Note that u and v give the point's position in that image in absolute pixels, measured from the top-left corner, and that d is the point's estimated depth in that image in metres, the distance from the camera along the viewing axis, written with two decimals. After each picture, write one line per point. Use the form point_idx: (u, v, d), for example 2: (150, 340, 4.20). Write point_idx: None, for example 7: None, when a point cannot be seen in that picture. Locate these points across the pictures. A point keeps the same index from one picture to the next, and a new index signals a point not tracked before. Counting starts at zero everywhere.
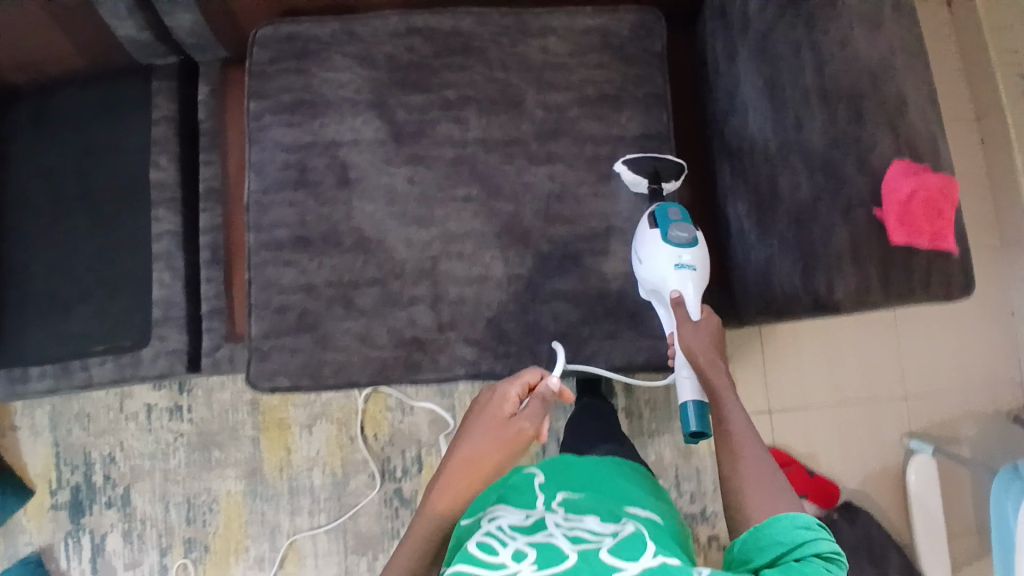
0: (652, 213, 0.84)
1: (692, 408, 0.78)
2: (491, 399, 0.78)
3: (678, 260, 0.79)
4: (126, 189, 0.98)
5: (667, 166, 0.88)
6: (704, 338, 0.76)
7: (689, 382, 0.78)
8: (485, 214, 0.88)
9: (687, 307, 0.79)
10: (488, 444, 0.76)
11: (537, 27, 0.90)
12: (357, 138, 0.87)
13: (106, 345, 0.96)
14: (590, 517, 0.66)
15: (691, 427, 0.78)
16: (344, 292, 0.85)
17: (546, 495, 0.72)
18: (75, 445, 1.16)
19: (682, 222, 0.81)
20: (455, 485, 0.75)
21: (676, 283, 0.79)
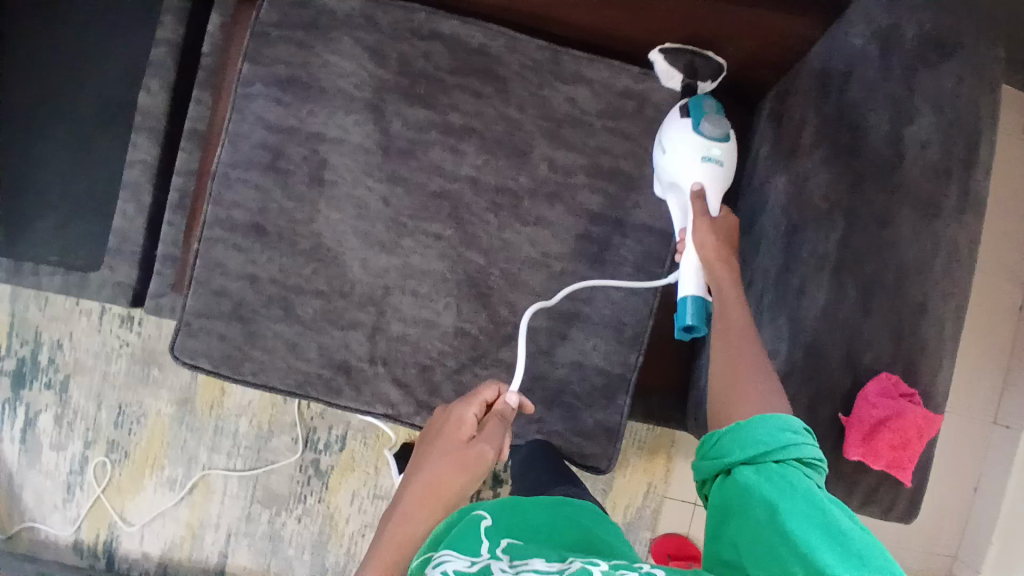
0: (685, 103, 0.77)
1: (689, 303, 0.71)
2: (447, 422, 0.68)
3: (706, 153, 0.74)
4: (108, 106, 0.92)
5: (707, 63, 0.81)
6: (719, 236, 0.70)
7: (693, 278, 0.71)
8: (451, 259, 0.81)
9: (706, 201, 0.73)
10: (446, 466, 0.63)
11: (570, 73, 0.81)
12: (343, 138, 0.81)
13: (59, 258, 0.94)
14: (540, 562, 0.52)
15: (686, 322, 0.71)
16: (285, 294, 0.81)
17: (489, 540, 0.57)
18: (28, 321, 1.18)
19: (716, 114, 0.75)
20: (416, 514, 0.62)
21: (700, 177, 0.74)
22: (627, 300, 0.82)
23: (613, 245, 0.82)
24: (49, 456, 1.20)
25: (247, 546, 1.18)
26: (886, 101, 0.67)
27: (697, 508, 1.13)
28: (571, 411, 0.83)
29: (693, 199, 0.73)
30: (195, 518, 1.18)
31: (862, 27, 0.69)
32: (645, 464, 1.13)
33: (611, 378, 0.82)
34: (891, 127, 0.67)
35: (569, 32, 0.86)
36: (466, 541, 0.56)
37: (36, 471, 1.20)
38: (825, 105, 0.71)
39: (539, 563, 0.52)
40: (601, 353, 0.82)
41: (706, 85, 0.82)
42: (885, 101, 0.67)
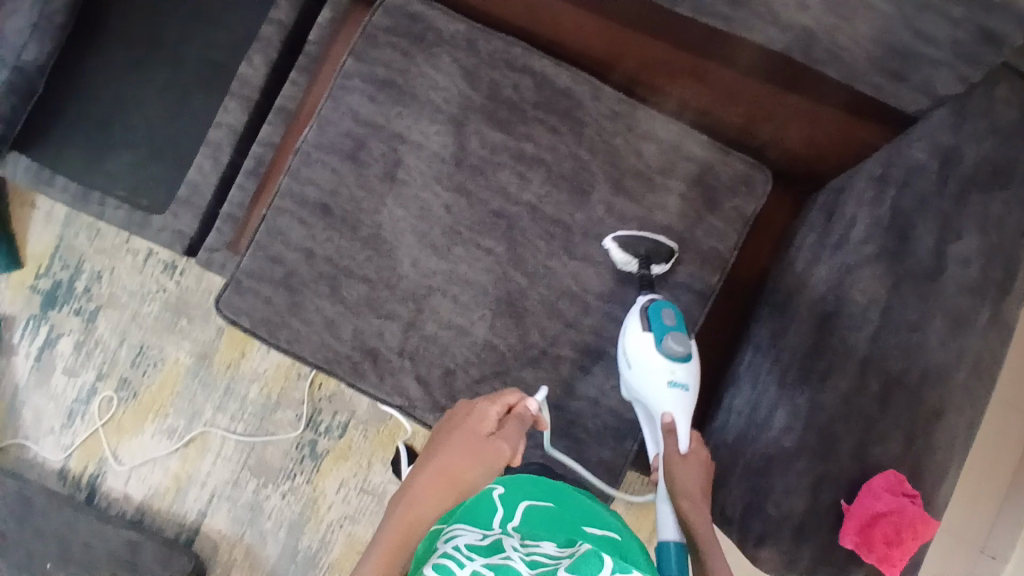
0: (645, 305, 0.80)
1: (671, 548, 0.72)
2: (469, 414, 0.71)
3: (671, 377, 0.77)
4: (216, 69, 1.02)
5: (659, 251, 0.84)
6: (693, 474, 0.75)
7: (671, 521, 0.73)
8: (497, 275, 0.86)
9: (677, 436, 0.77)
10: (463, 455, 0.68)
11: (644, 130, 0.87)
12: (422, 143, 0.86)
13: (127, 195, 0.99)
14: (550, 544, 0.64)
15: (671, 570, 0.71)
16: (336, 274, 0.85)
17: (504, 514, 0.71)
18: (75, 248, 1.23)
19: (677, 330, 0.78)
20: (429, 496, 0.67)
21: (669, 404, 0.77)
22: None
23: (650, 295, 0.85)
24: (59, 380, 1.23)
25: (227, 510, 1.19)
26: (933, 217, 0.72)
27: None
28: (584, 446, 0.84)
29: (665, 432, 0.77)
30: (183, 471, 1.20)
31: (923, 142, 0.74)
32: (632, 516, 1.14)
33: (623, 421, 0.85)
34: (936, 241, 0.71)
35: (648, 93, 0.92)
36: (481, 518, 0.69)
37: (42, 391, 1.24)
38: (879, 207, 0.76)
39: (549, 545, 0.65)
40: (617, 395, 0.85)
41: (660, 267, 0.84)
42: (933, 218, 0.72)
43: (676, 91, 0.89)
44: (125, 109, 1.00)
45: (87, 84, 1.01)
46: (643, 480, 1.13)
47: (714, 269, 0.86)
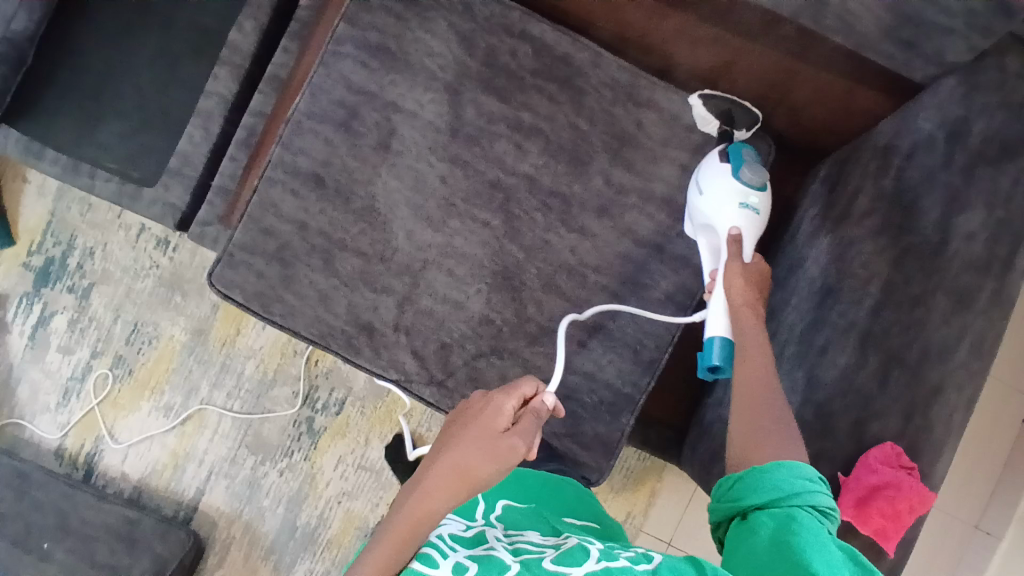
0: (725, 150, 0.80)
1: (716, 343, 0.72)
2: (485, 406, 0.64)
3: (743, 199, 0.75)
4: (207, 37, 1.00)
5: (743, 114, 0.85)
6: (749, 281, 0.71)
7: (723, 318, 0.72)
8: (493, 248, 0.84)
9: (741, 246, 0.74)
10: (474, 452, 0.61)
11: (646, 99, 0.84)
12: (417, 112, 0.84)
13: (118, 167, 0.98)
14: (533, 532, 0.68)
15: (713, 362, 0.72)
16: (329, 246, 0.84)
17: (486, 505, 0.74)
18: (68, 224, 1.21)
19: (754, 164, 0.78)
20: (439, 495, 0.61)
21: (736, 221, 0.75)
22: (651, 324, 0.84)
23: (649, 269, 0.84)
24: (54, 358, 1.22)
25: (225, 487, 1.19)
26: (941, 188, 0.70)
27: (670, 548, 1.13)
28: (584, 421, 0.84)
29: (728, 241, 0.74)
30: (181, 448, 1.20)
31: (931, 113, 0.71)
32: (629, 493, 1.14)
33: (620, 395, 0.84)
34: (941, 214, 0.69)
35: (653, 62, 0.91)
36: (467, 509, 0.73)
37: (37, 369, 1.22)
38: (884, 178, 0.74)
39: (533, 532, 0.68)
40: (615, 369, 0.84)
41: (744, 134, 0.84)
42: (938, 191, 0.70)
43: (681, 56, 0.87)
44: (113, 79, 0.98)
45: (72, 53, 0.98)
46: (640, 457, 1.13)
47: None
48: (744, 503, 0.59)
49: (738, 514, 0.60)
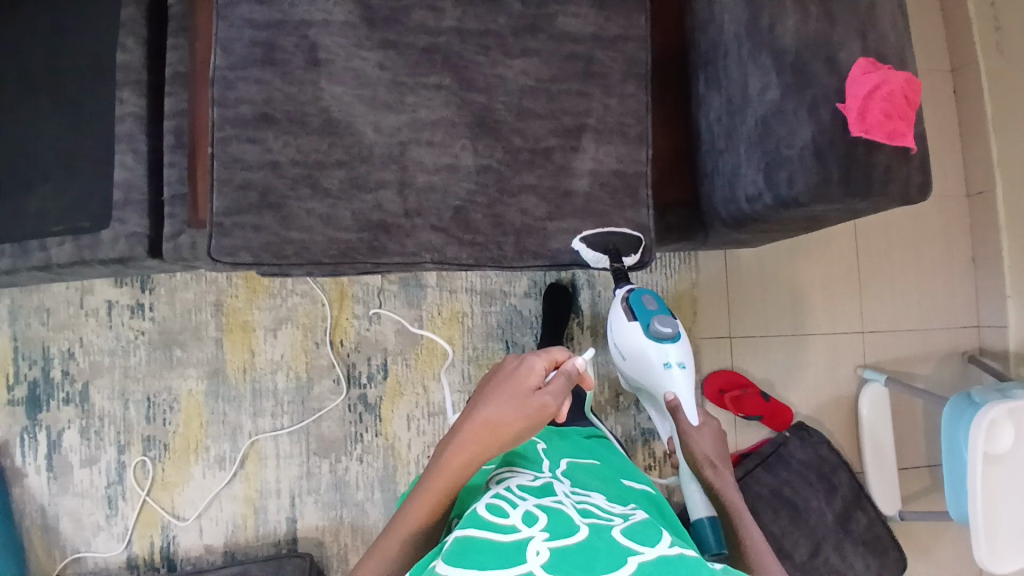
0: (626, 299, 0.96)
1: (706, 523, 0.93)
2: (518, 369, 0.76)
3: (666, 361, 0.95)
4: (93, 69, 0.95)
5: (625, 241, 0.89)
6: (705, 442, 0.95)
7: (703, 503, 0.95)
8: (457, 104, 0.86)
9: (687, 413, 0.96)
10: (511, 411, 0.72)
11: None
12: (328, 19, 0.85)
13: (63, 228, 0.94)
14: (598, 499, 0.74)
15: (708, 544, 0.90)
16: (309, 172, 0.84)
17: (550, 463, 0.83)
18: (33, 339, 1.14)
19: (658, 313, 0.96)
20: (472, 445, 0.72)
21: (671, 386, 0.96)
22: (623, 104, 0.89)
23: (597, 59, 0.88)
24: (81, 475, 1.13)
25: (314, 502, 1.14)
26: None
27: (733, 340, 1.22)
28: (611, 255, 0.90)
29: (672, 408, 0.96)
30: (252, 490, 1.14)
31: None
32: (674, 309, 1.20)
33: (629, 176, 0.88)
34: None
35: None
36: (532, 463, 0.82)
37: (70, 495, 1.12)
38: None
39: (596, 498, 0.75)
40: (615, 157, 0.88)
41: (630, 256, 0.90)
42: None
43: None
44: (25, 150, 0.94)
45: None
46: (669, 277, 1.20)
47: (641, 11, 0.89)
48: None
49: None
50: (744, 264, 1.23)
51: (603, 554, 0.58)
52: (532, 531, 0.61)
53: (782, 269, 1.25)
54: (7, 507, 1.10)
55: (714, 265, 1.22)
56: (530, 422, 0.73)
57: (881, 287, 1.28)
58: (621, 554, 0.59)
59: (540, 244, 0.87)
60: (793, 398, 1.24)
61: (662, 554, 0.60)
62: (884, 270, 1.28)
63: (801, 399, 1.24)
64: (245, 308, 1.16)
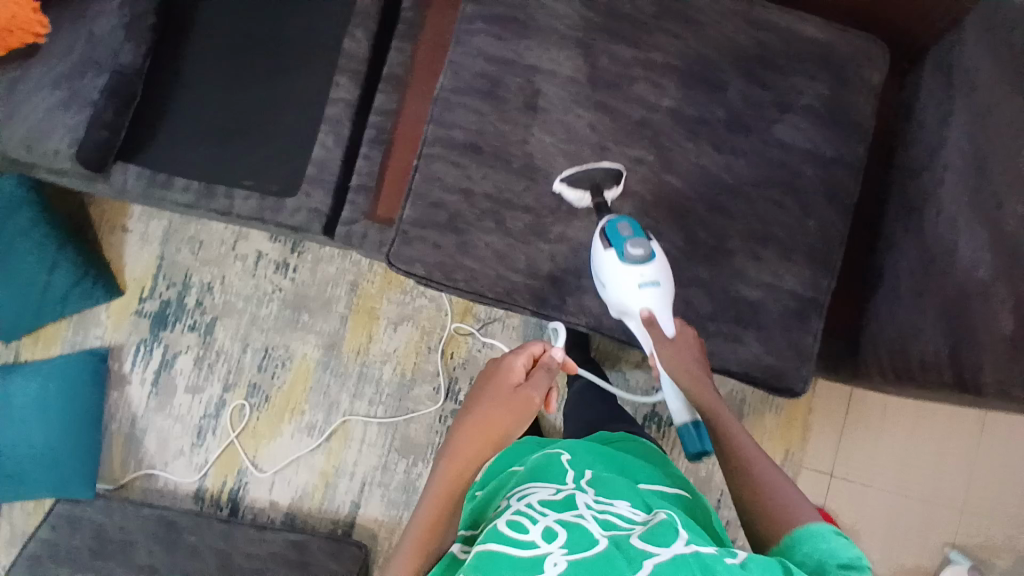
0: (602, 229, 0.81)
1: (692, 429, 0.81)
2: (500, 367, 0.76)
3: (642, 282, 0.78)
4: (314, 46, 1.05)
5: (605, 173, 0.87)
6: (685, 355, 0.77)
7: (679, 404, 0.81)
8: (653, 182, 0.88)
9: (660, 323, 0.79)
10: (499, 410, 0.73)
11: (763, 21, 0.89)
12: (555, 71, 0.89)
13: (253, 184, 1.01)
14: (621, 501, 0.69)
15: (700, 447, 0.81)
16: (498, 207, 0.87)
17: (575, 472, 0.77)
18: (178, 263, 1.22)
19: (636, 237, 0.79)
20: (467, 447, 0.72)
21: (646, 302, 0.78)
22: (816, 228, 0.87)
23: (803, 176, 0.87)
24: (181, 400, 1.20)
25: (381, 497, 1.17)
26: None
27: (832, 479, 1.21)
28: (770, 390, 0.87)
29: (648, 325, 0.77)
30: (330, 465, 1.18)
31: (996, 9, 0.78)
32: (781, 432, 1.21)
33: (803, 300, 0.86)
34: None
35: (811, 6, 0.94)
36: (554, 475, 0.76)
37: (164, 415, 1.20)
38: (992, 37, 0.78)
39: (621, 503, 0.69)
40: (794, 277, 0.86)
41: (613, 190, 0.86)
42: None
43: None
44: (237, 107, 1.04)
45: (201, 87, 1.04)
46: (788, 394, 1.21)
47: (861, 140, 0.88)
48: (812, 565, 0.59)
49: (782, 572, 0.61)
50: (868, 410, 1.21)
51: (623, 566, 0.54)
52: (550, 547, 0.57)
53: (899, 416, 1.21)
54: (100, 408, 1.19)
55: (834, 396, 1.21)
56: (518, 416, 0.73)
57: (999, 462, 1.19)
58: (636, 559, 0.55)
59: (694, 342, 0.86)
60: (876, 554, 1.19)
61: (676, 555, 0.55)
62: (1006, 445, 1.20)
63: (885, 558, 1.19)
64: (377, 296, 1.21)
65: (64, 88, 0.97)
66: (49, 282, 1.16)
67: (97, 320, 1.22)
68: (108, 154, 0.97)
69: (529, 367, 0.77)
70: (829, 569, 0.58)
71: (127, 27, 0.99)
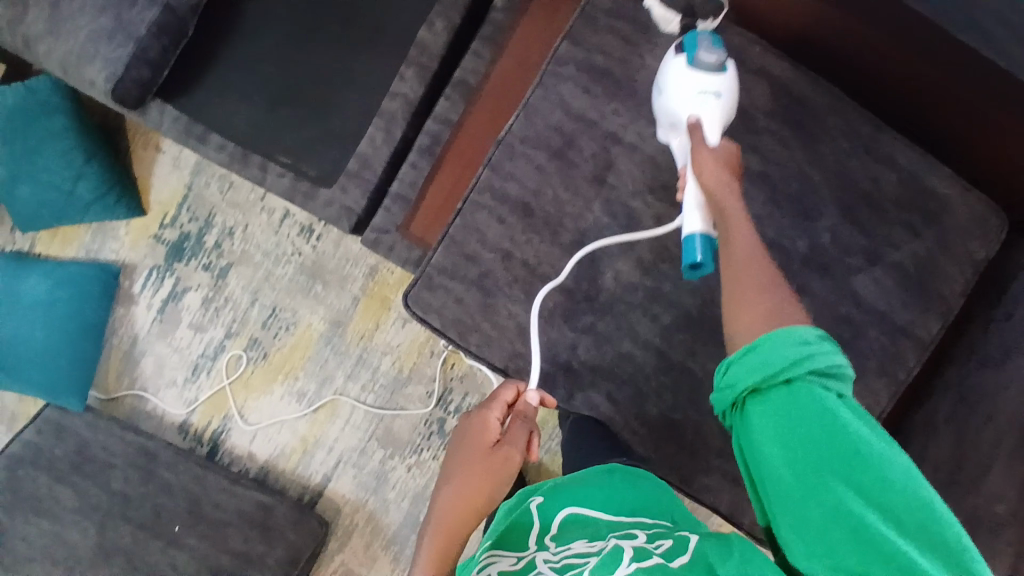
0: (680, 41, 0.72)
1: (698, 239, 0.66)
2: (472, 425, 0.74)
3: (702, 87, 0.69)
4: (390, 24, 0.95)
5: (706, 4, 0.77)
6: (715, 162, 0.66)
7: (695, 209, 0.66)
8: (703, 297, 0.81)
9: (704, 134, 0.69)
10: (477, 473, 0.71)
11: (880, 153, 0.79)
12: (637, 147, 0.80)
13: (291, 162, 0.95)
14: (579, 541, 0.63)
15: (694, 257, 0.66)
16: (533, 278, 0.81)
17: (541, 526, 0.69)
18: (204, 199, 1.18)
19: (713, 44, 0.69)
20: (452, 517, 0.70)
21: (696, 110, 0.69)
22: (855, 396, 0.79)
23: (866, 336, 0.79)
24: (183, 334, 1.21)
25: (352, 476, 1.20)
26: None
27: None
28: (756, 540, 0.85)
29: (690, 131, 0.69)
30: (311, 434, 1.21)
31: None
32: None
33: None
34: None
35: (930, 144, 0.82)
36: (519, 531, 0.69)
37: (164, 343, 1.21)
38: None
39: (578, 542, 0.62)
40: None
41: (709, 21, 0.76)
42: None
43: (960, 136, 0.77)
44: (292, 70, 0.96)
45: (259, 37, 0.96)
46: None
47: (942, 313, 0.79)
48: (780, 372, 0.53)
49: (747, 394, 0.55)
50: None
51: None
52: None
53: None
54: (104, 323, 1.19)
55: None
56: (497, 476, 0.71)
57: None
58: None
59: (691, 473, 0.82)
60: None
61: None
62: None
63: None
64: (393, 286, 1.17)
65: (110, 11, 0.88)
66: (72, 191, 1.11)
67: (115, 233, 1.21)
68: (149, 90, 0.91)
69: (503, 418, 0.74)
70: (796, 377, 0.53)
71: None
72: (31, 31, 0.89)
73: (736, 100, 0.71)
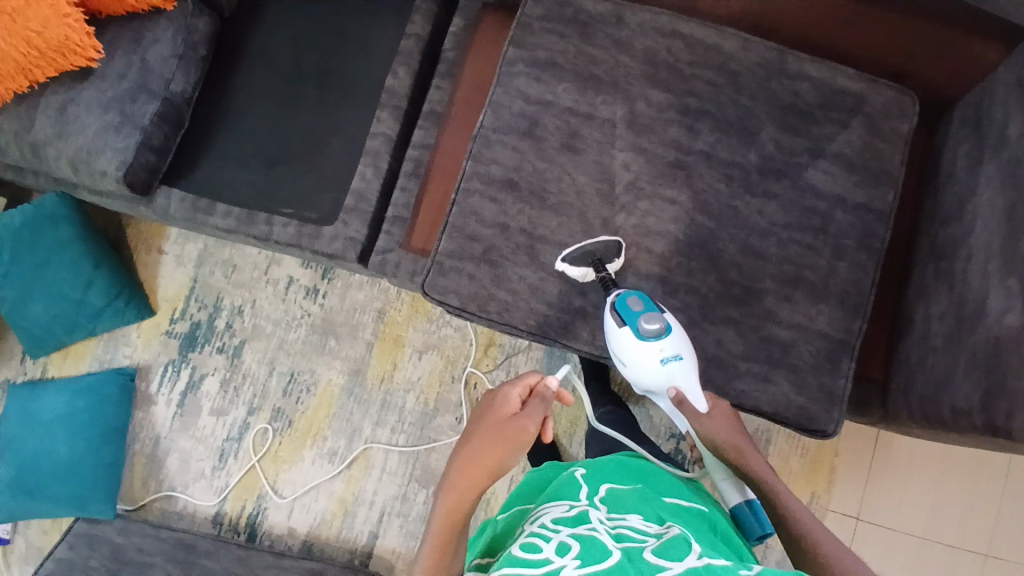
0: (614, 304, 0.82)
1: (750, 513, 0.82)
2: (493, 400, 0.74)
3: (663, 357, 0.79)
4: (359, 83, 1.10)
5: (607, 248, 0.88)
6: (719, 430, 0.80)
7: (732, 489, 0.84)
8: (686, 222, 0.89)
9: (692, 399, 0.79)
10: (490, 441, 0.70)
11: (794, 70, 0.92)
12: (593, 114, 0.92)
13: (292, 211, 1.04)
14: (633, 515, 0.66)
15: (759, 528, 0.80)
16: (532, 242, 0.89)
17: (589, 488, 0.73)
18: (211, 286, 1.25)
19: (647, 311, 0.80)
20: (461, 484, 0.70)
21: (673, 379, 0.79)
22: None
23: (836, 220, 0.89)
24: (206, 421, 1.21)
25: (399, 527, 1.16)
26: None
27: (857, 524, 1.15)
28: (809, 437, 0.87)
29: (680, 403, 0.79)
30: (349, 493, 1.18)
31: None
32: (807, 475, 1.17)
33: (836, 343, 0.87)
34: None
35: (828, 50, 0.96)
36: (567, 495, 0.72)
37: (188, 436, 1.21)
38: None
39: (633, 517, 0.66)
40: (827, 319, 0.87)
41: (615, 262, 0.88)
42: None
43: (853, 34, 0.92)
44: (280, 137, 1.08)
45: (247, 118, 1.09)
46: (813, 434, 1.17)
47: (891, 187, 0.90)
48: None
49: None
50: (895, 451, 1.17)
51: None
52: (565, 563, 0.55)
53: (928, 458, 1.17)
54: (126, 427, 1.21)
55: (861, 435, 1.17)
56: (511, 447, 0.70)
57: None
58: (648, 571, 0.54)
59: (726, 381, 0.86)
60: None
61: (688, 568, 0.53)
62: None
63: None
64: (403, 323, 1.22)
65: (115, 116, 1.01)
66: (82, 300, 1.18)
67: (127, 338, 1.25)
68: (156, 175, 1.02)
69: (523, 398, 0.74)
70: None
71: (181, 57, 1.04)
72: (42, 138, 1.00)
73: (691, 346, 0.81)
